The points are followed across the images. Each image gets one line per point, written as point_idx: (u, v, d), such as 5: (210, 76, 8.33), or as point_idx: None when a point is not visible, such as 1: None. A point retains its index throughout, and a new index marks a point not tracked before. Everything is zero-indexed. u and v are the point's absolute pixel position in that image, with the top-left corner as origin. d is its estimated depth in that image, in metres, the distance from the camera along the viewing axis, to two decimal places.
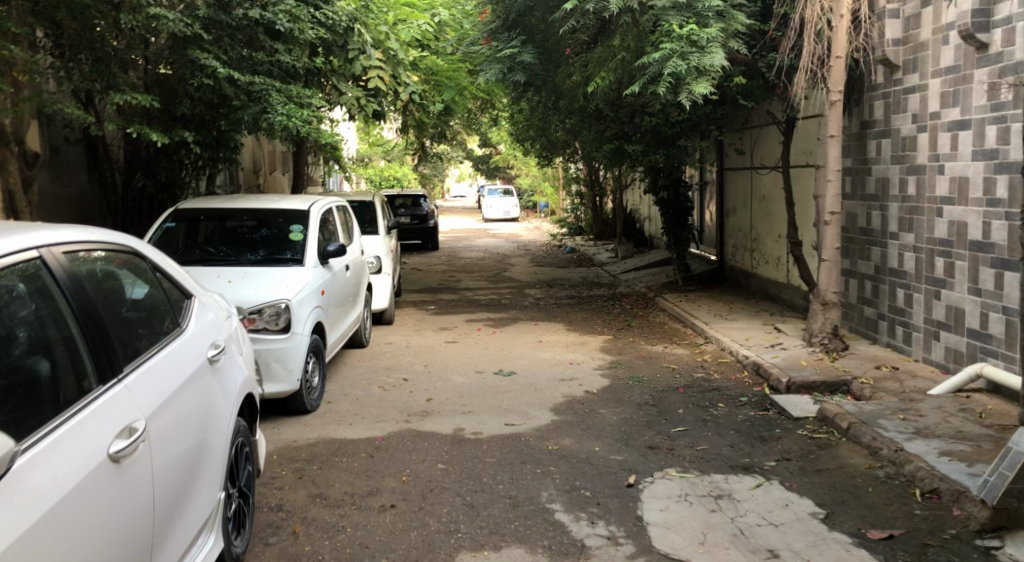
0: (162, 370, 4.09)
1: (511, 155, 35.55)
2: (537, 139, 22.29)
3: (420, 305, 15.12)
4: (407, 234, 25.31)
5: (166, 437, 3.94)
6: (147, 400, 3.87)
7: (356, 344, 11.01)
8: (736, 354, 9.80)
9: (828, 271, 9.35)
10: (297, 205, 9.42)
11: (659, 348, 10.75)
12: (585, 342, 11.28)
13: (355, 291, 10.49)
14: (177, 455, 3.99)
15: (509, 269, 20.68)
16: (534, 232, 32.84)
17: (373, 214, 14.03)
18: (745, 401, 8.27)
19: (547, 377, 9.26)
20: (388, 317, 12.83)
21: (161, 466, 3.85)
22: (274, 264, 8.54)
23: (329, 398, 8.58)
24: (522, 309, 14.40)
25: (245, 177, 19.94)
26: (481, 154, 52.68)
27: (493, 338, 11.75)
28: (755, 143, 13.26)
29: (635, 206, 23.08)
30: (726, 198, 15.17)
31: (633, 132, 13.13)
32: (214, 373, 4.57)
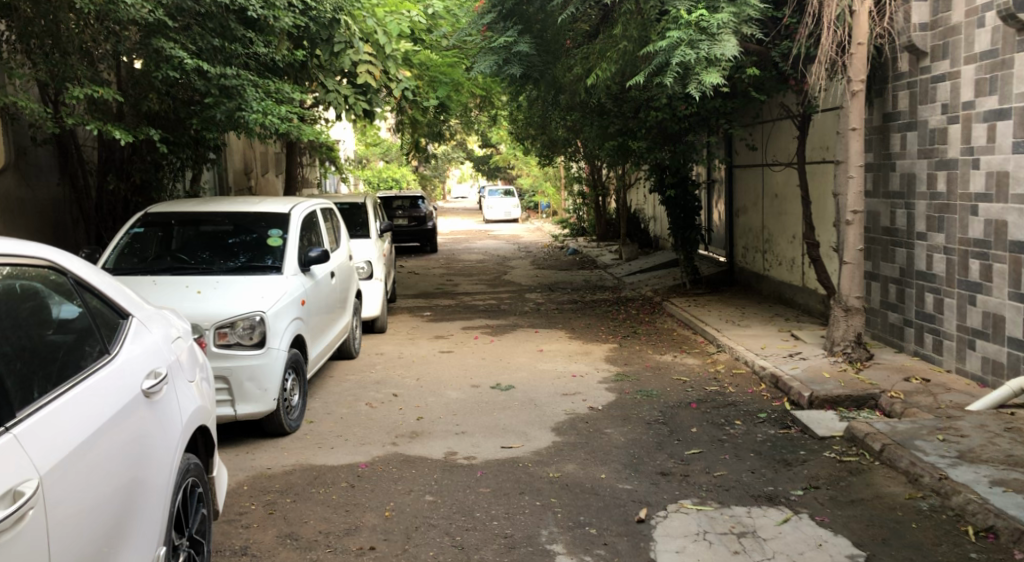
0: (71, 414, 3.46)
1: (512, 155, 34.89)
2: (537, 137, 21.63)
3: (416, 311, 14.46)
4: (405, 237, 24.66)
5: (70, 496, 3.32)
6: (42, 456, 3.24)
7: (345, 356, 10.36)
8: (751, 365, 9.13)
9: (850, 274, 8.68)
10: (277, 207, 8.74)
11: (667, 358, 10.08)
12: (589, 351, 10.60)
13: (342, 298, 9.81)
14: (84, 515, 3.36)
15: (510, 272, 20.02)
16: (537, 233, 32.14)
17: (365, 216, 13.37)
18: (764, 419, 7.59)
19: (548, 392, 8.59)
20: (381, 326, 12.18)
21: (58, 534, 3.23)
22: (249, 272, 7.86)
23: (311, 417, 7.92)
24: (523, 315, 13.72)
25: (236, 179, 19.30)
26: (481, 154, 52.04)
27: (492, 348, 11.07)
28: (767, 139, 12.61)
29: (639, 206, 22.41)
30: (735, 197, 14.59)
31: (638, 128, 12.52)
32: (151, 409, 3.94)
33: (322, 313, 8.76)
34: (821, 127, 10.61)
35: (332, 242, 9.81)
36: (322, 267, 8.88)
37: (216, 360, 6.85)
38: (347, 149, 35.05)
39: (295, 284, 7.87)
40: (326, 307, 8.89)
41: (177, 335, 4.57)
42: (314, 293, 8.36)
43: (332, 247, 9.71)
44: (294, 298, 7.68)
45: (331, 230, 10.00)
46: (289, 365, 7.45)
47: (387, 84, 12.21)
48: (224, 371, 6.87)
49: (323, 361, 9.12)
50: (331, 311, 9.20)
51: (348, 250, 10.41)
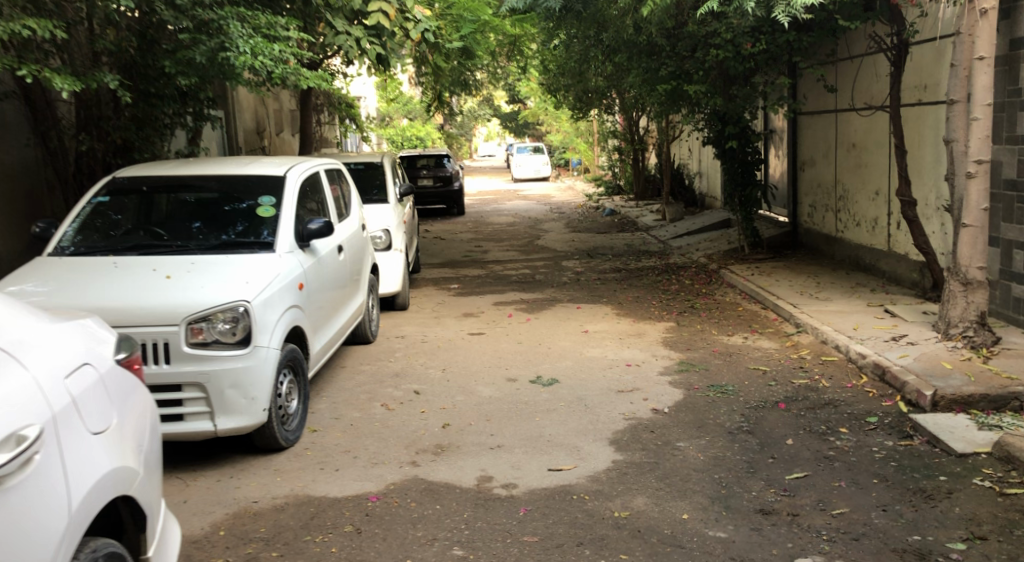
0: None
1: (541, 110, 33.17)
2: (571, 88, 19.97)
3: (442, 283, 12.99)
4: (431, 199, 23.17)
5: None
6: None
7: (361, 340, 8.93)
8: (846, 353, 7.55)
9: (971, 239, 7.08)
10: (272, 169, 7.13)
11: (738, 342, 8.53)
12: (643, 333, 9.07)
13: (353, 275, 8.26)
14: None
15: (545, 235, 18.51)
16: (569, 192, 30.51)
17: (383, 177, 11.86)
18: (876, 425, 6.04)
19: (601, 388, 7.11)
20: (401, 303, 10.75)
21: None
22: (234, 251, 6.28)
23: (313, 425, 6.45)
24: (562, 287, 12.19)
25: (247, 139, 17.87)
26: (508, 111, 50.26)
27: (528, 329, 9.57)
28: (848, 81, 10.98)
29: (681, 160, 20.75)
30: (799, 148, 13.13)
31: (695, 70, 10.96)
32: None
33: (328, 297, 7.21)
34: (920, 63, 9.13)
35: (339, 210, 8.22)
36: (327, 242, 7.31)
37: (188, 363, 5.35)
38: (369, 107, 33.52)
39: (290, 265, 6.30)
40: (331, 290, 7.33)
41: (87, 363, 3.36)
42: (315, 275, 6.79)
43: (339, 215, 8.12)
44: (289, 283, 6.11)
45: (338, 194, 8.39)
46: (283, 365, 5.93)
47: (404, 24, 10.63)
48: (200, 378, 5.37)
49: (330, 352, 7.61)
50: (339, 293, 7.64)
51: (359, 218, 8.85)
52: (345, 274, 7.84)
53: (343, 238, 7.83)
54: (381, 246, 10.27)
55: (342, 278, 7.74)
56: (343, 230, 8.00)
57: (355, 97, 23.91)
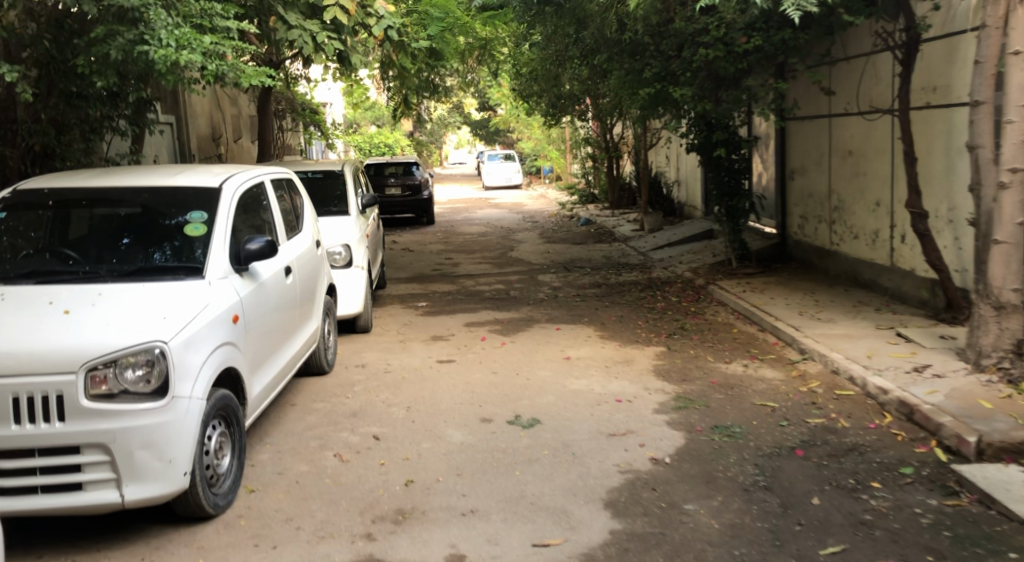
0: None
1: (512, 116, 32.28)
2: (544, 92, 19.11)
3: (409, 301, 12.03)
4: (398, 208, 22.20)
5: None
6: None
7: (315, 372, 7.97)
8: (863, 386, 6.67)
9: (1004, 258, 6.22)
10: (206, 179, 6.11)
11: (738, 371, 7.65)
12: (631, 361, 8.15)
13: (304, 299, 7.26)
14: None
15: (518, 247, 17.62)
16: (542, 200, 29.64)
17: (344, 187, 10.89)
18: (912, 478, 5.16)
19: (589, 430, 6.18)
20: (364, 325, 9.78)
21: None
22: (155, 279, 5.26)
23: (250, 484, 5.46)
24: (538, 306, 11.27)
25: (201, 145, 16.87)
26: (479, 117, 49.35)
27: (503, 356, 8.62)
28: (848, 84, 10.19)
29: (659, 168, 19.93)
30: (789, 156, 12.33)
31: (682, 71, 10.12)
32: None
33: (270, 327, 6.21)
34: (930, 61, 8.29)
35: (288, 226, 7.22)
36: (270, 264, 6.31)
37: (90, 419, 4.41)
38: (334, 113, 32.55)
39: (221, 294, 5.29)
40: (276, 319, 6.34)
41: None
42: (255, 303, 5.78)
43: (287, 231, 7.11)
44: (219, 316, 5.11)
45: (287, 207, 7.38)
46: (212, 415, 4.95)
47: (365, 20, 9.79)
48: (104, 437, 4.42)
49: (276, 391, 6.63)
50: (286, 321, 6.65)
51: (313, 235, 7.85)
52: (294, 300, 6.84)
53: (291, 258, 6.83)
54: (339, 265, 9.36)
55: (290, 304, 6.75)
56: (292, 248, 6.99)
57: (318, 102, 22.94)
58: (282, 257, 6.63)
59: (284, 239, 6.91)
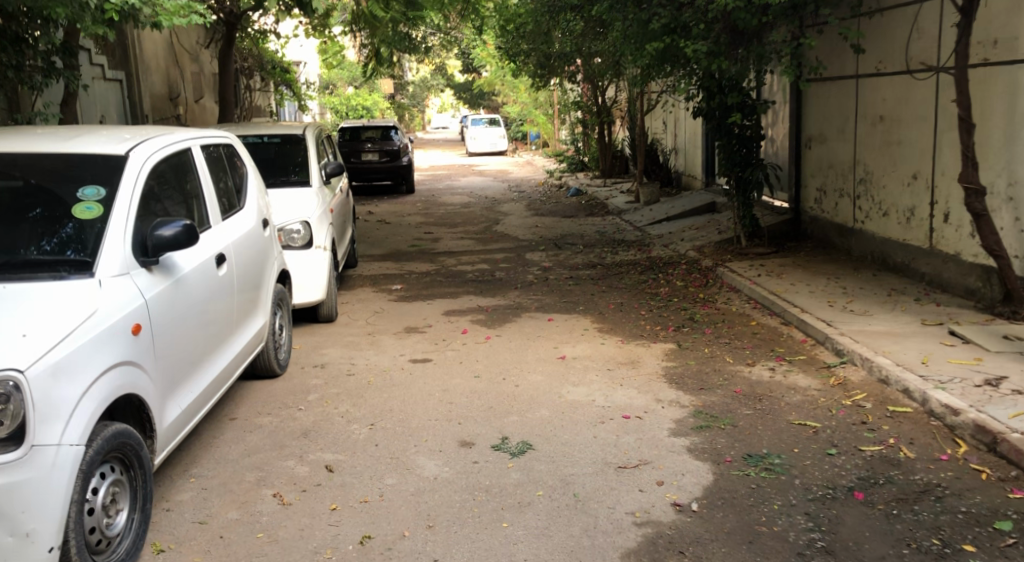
0: None
1: (498, 79, 30.95)
2: (531, 52, 17.86)
3: (381, 283, 10.85)
4: (376, 176, 20.91)
5: None
6: None
7: (263, 373, 6.83)
8: (924, 402, 5.49)
9: None
10: (110, 146, 4.81)
11: (763, 377, 6.47)
12: (636, 363, 6.99)
13: (246, 292, 6.04)
14: None
15: (503, 219, 16.44)
16: (528, 168, 28.42)
17: (306, 154, 9.85)
18: (1014, 538, 4.04)
19: (594, 458, 5.02)
20: (326, 315, 8.67)
21: None
22: (27, 277, 4.03)
23: (161, 539, 4.23)
24: (526, 292, 10.08)
25: (155, 105, 16.12)
26: (463, 81, 47.87)
27: (486, 355, 7.42)
28: (885, 40, 9.03)
29: (654, 134, 18.69)
30: (804, 123, 11.16)
31: (694, 24, 8.89)
32: None
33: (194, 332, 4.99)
34: (995, 10, 7.13)
35: (221, 205, 5.97)
36: (193, 252, 5.07)
37: None
38: (309, 73, 31.32)
39: (116, 298, 4.05)
40: (203, 322, 5.11)
41: None
42: (167, 306, 4.55)
43: (220, 211, 5.87)
44: (109, 329, 3.88)
45: (219, 180, 6.13)
46: (101, 461, 3.72)
47: None
48: None
49: (207, 408, 5.40)
50: (219, 322, 5.42)
51: (256, 214, 6.61)
52: (230, 294, 5.60)
53: (225, 244, 5.60)
54: (298, 245, 8.33)
55: (225, 301, 5.52)
56: (226, 231, 5.76)
57: (291, 62, 21.83)
58: (211, 243, 5.39)
59: (214, 221, 5.66)
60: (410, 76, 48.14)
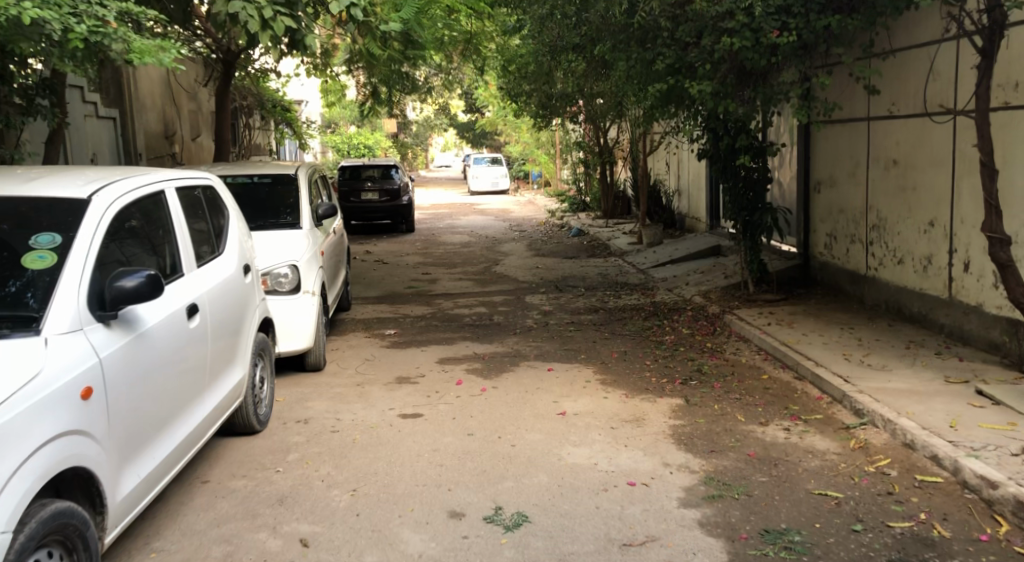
0: None
1: (500, 119, 30.75)
2: (533, 91, 17.58)
3: (375, 328, 10.43)
4: (376, 215, 20.56)
5: None
6: None
7: (244, 432, 6.47)
8: (955, 472, 5.05)
9: None
10: (74, 188, 4.45)
11: (777, 439, 6.02)
12: (641, 421, 6.55)
13: (220, 344, 5.67)
14: None
15: (503, 260, 16.07)
16: (530, 207, 28.12)
17: (297, 196, 9.49)
18: None
19: (596, 534, 4.58)
20: (314, 363, 8.32)
21: None
22: None
23: None
24: (525, 338, 9.67)
25: (150, 142, 15.82)
26: (466, 120, 47.79)
27: (480, 410, 6.99)
28: (896, 81, 8.71)
29: (658, 175, 18.35)
30: (812, 165, 10.82)
31: (700, 63, 8.49)
32: None
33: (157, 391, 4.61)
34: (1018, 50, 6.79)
35: (196, 251, 5.62)
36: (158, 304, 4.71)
37: None
38: (310, 111, 31.14)
39: (65, 360, 3.68)
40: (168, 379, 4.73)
41: None
42: (125, 364, 4.18)
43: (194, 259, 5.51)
44: (51, 395, 3.52)
45: (195, 225, 5.79)
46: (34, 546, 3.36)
47: None
48: None
49: (175, 470, 4.99)
50: (187, 378, 5.05)
51: (237, 259, 6.26)
52: (201, 348, 5.23)
53: (195, 294, 5.23)
54: (285, 290, 8.00)
55: (195, 355, 5.15)
56: (198, 280, 5.39)
57: (291, 101, 21.59)
58: (178, 294, 5.03)
59: (183, 270, 5.30)
60: (413, 114, 48.09)
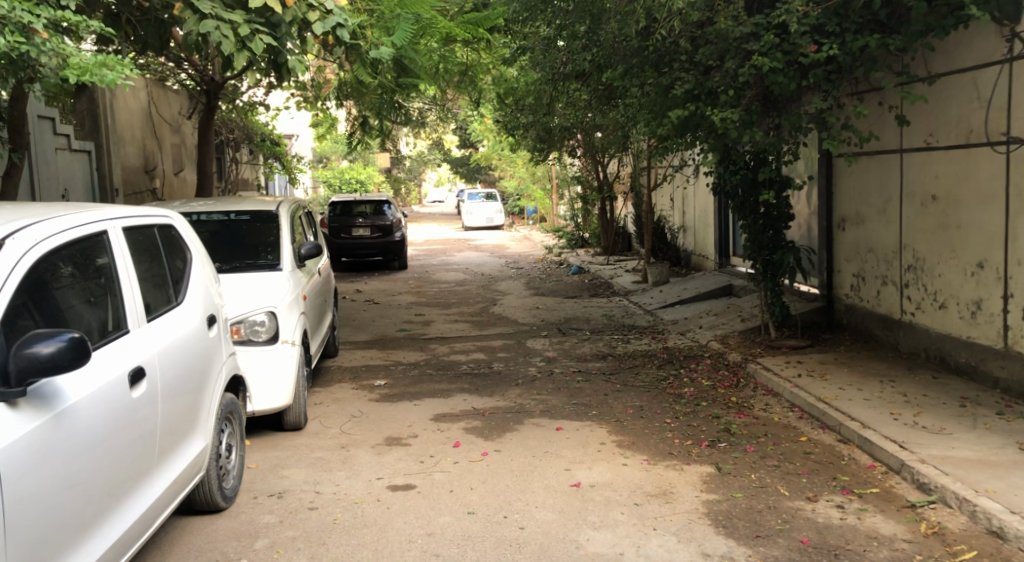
0: None
1: (495, 154, 30.03)
2: (530, 124, 16.87)
3: (364, 378, 9.55)
4: (367, 252, 19.72)
5: None
6: None
7: (206, 510, 5.65)
8: None
9: None
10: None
11: (832, 519, 5.15)
12: (668, 495, 5.69)
13: (176, 413, 4.84)
14: None
15: (500, 300, 15.22)
16: (527, 243, 27.30)
17: (278, 233, 8.67)
18: None
19: None
20: (293, 422, 7.48)
21: None
22: None
23: None
24: (528, 389, 8.79)
25: (128, 177, 14.97)
26: (460, 155, 47.12)
27: (481, 481, 6.13)
28: (935, 106, 7.93)
29: (661, 210, 17.59)
30: (834, 200, 10.04)
31: (723, 87, 7.65)
32: None
33: (72, 485, 3.79)
34: None
35: (148, 303, 4.80)
36: (75, 379, 3.91)
37: None
38: (301, 146, 30.36)
39: None
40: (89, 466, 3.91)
41: None
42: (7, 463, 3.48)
43: (145, 312, 4.69)
44: None
45: (151, 271, 4.98)
46: None
47: (310, 13, 8.29)
48: None
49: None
50: (127, 461, 4.22)
51: (200, 311, 5.43)
52: (147, 421, 4.41)
53: (140, 358, 4.41)
54: (263, 339, 7.15)
55: (136, 432, 4.32)
56: (147, 340, 4.57)
57: (280, 134, 20.80)
58: (114, 362, 4.21)
59: (129, 327, 4.49)
60: (406, 149, 47.41)
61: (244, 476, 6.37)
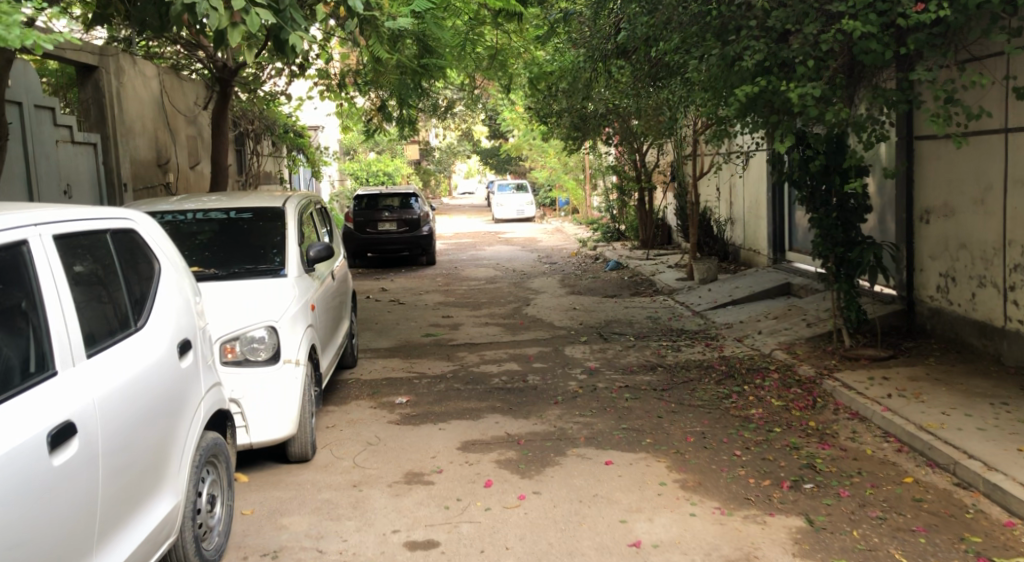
0: None
1: (526, 144, 28.88)
2: (564, 111, 15.73)
3: (383, 394, 8.48)
4: (393, 248, 18.67)
5: None
6: None
7: None
8: None
9: None
10: None
11: None
12: None
13: (134, 468, 3.81)
14: None
15: (535, 299, 14.08)
16: (560, 236, 26.12)
17: (285, 232, 7.61)
18: None
19: None
20: (297, 454, 6.43)
21: None
22: None
23: None
24: (569, 409, 7.65)
25: (139, 171, 13.97)
26: (489, 146, 46.00)
27: (519, 536, 5.03)
28: None
29: (707, 202, 16.40)
30: (915, 189, 8.82)
31: (802, 57, 6.46)
32: None
33: None
34: None
35: (92, 331, 3.76)
36: None
37: None
38: (326, 138, 29.35)
39: None
40: None
41: None
42: None
43: (85, 346, 3.66)
44: None
45: (99, 288, 3.94)
46: None
47: None
48: None
49: None
50: (44, 546, 3.22)
51: (172, 335, 4.37)
52: (76, 493, 3.39)
53: (67, 409, 3.39)
54: (262, 358, 6.10)
55: (61, 506, 3.31)
56: (82, 382, 3.54)
57: (303, 125, 19.75)
58: (23, 419, 3.20)
59: (56, 367, 3.47)
60: (434, 142, 46.36)
61: (234, 526, 5.31)
